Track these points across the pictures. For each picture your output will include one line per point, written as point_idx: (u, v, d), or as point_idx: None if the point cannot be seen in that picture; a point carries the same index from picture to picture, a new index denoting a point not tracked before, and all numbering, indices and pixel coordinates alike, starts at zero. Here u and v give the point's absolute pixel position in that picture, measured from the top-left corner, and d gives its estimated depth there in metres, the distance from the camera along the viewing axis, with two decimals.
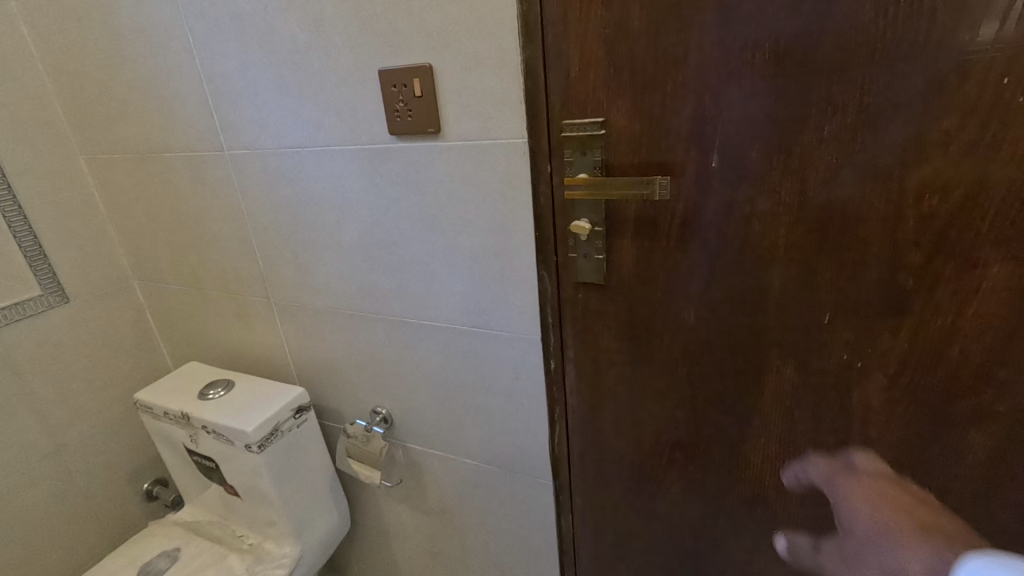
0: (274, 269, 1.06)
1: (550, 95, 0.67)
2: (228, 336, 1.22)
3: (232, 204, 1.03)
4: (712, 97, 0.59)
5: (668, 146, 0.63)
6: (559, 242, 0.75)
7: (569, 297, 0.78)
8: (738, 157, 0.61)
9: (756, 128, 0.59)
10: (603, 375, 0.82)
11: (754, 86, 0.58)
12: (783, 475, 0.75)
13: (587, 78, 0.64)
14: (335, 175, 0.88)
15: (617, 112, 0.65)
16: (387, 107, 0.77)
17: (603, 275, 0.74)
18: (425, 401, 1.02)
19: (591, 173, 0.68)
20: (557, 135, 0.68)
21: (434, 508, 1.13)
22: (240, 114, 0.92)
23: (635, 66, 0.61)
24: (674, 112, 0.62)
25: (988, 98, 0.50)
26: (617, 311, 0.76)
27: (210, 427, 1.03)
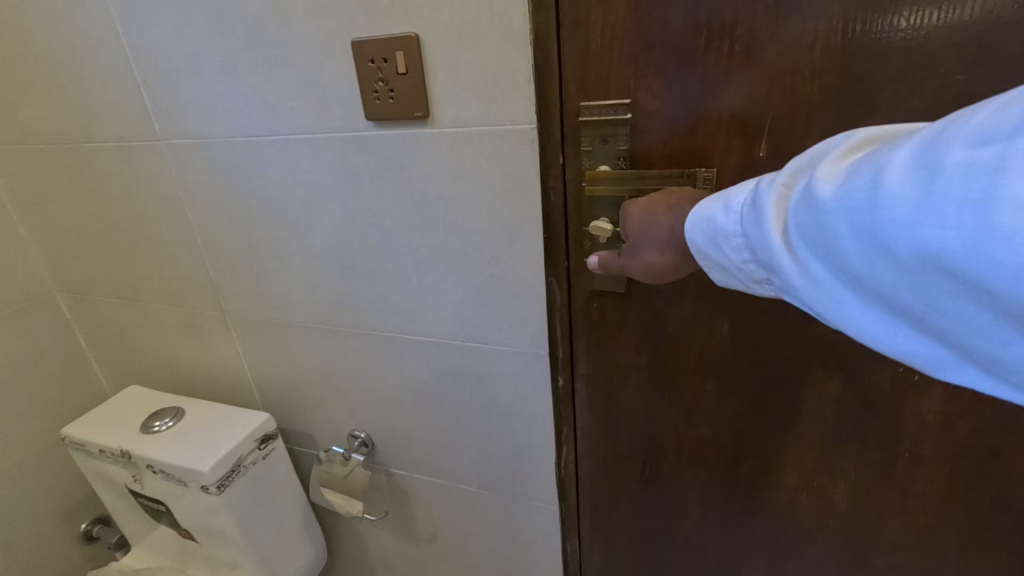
0: (228, 279, 0.91)
1: (564, 74, 0.56)
2: (177, 355, 1.07)
3: (173, 202, 0.88)
4: (763, 75, 0.50)
5: (707, 134, 0.54)
6: (572, 246, 0.65)
7: (582, 309, 0.69)
8: (792, 146, 0.52)
9: (816, 111, 0.50)
10: (619, 393, 0.72)
11: (815, 61, 0.49)
12: (820, 497, 0.68)
13: (610, 53, 0.54)
14: (300, 169, 0.75)
15: (646, 93, 0.55)
16: (363, 87, 0.64)
17: (624, 283, 0.64)
18: (411, 422, 0.91)
19: (614, 166, 0.58)
20: (572, 122, 0.58)
21: (424, 537, 1.03)
22: (178, 97, 0.77)
23: (668, 37, 0.52)
24: (715, 94, 0.52)
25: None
26: (637, 322, 0.66)
27: (156, 466, 0.88)
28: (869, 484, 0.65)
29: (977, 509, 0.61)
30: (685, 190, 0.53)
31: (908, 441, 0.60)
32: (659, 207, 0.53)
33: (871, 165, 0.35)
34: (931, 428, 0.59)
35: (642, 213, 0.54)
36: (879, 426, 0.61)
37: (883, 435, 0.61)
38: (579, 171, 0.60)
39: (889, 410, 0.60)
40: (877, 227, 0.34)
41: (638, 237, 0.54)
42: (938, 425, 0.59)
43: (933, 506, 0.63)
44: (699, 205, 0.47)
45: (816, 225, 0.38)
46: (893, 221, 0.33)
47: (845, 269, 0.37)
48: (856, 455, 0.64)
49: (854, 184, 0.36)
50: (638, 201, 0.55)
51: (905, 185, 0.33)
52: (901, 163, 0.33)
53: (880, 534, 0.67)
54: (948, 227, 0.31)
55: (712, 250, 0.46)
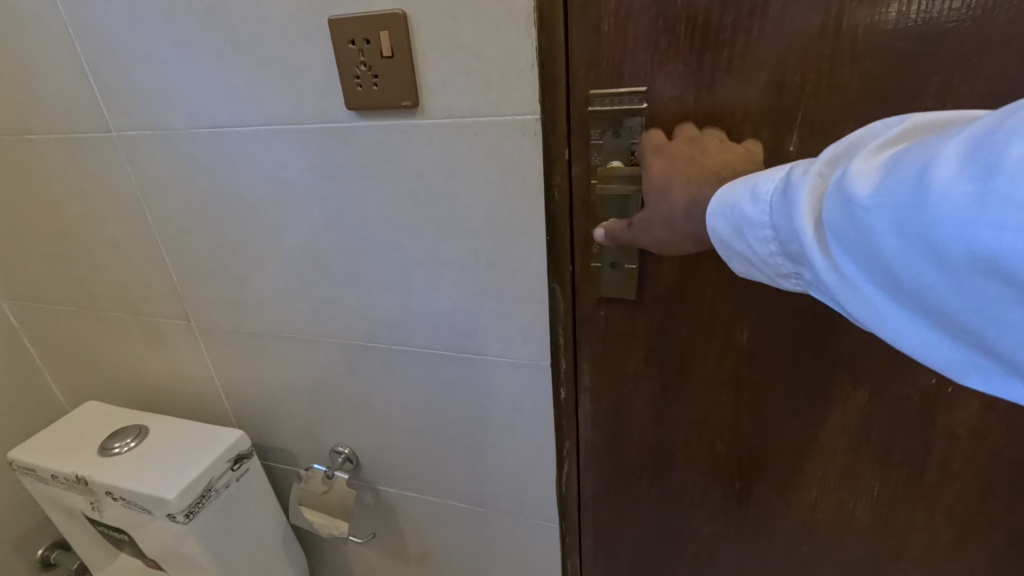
0: (194, 285, 0.83)
1: (571, 58, 0.51)
2: (139, 367, 0.98)
3: (129, 201, 0.79)
4: (797, 60, 0.45)
5: (731, 125, 0.49)
6: (578, 249, 0.60)
7: (589, 317, 0.63)
8: (827, 140, 0.47)
9: (856, 100, 0.45)
10: (627, 407, 0.67)
11: (858, 44, 0.43)
12: (839, 513, 0.64)
13: (623, 34, 0.48)
14: (272, 165, 0.68)
15: (664, 80, 0.49)
16: (343, 72, 0.57)
17: (635, 289, 0.59)
18: (399, 437, 0.85)
19: (626, 161, 0.53)
20: (580, 112, 0.53)
21: (413, 555, 0.97)
22: (130, 82, 0.68)
23: (692, 16, 0.46)
24: (742, 81, 0.47)
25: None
26: (648, 331, 0.61)
27: (116, 493, 0.80)
28: (894, 500, 0.61)
29: (1004, 524, 0.58)
30: (704, 165, 0.45)
31: (938, 455, 0.57)
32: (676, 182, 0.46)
33: (918, 160, 0.30)
34: (963, 443, 0.55)
35: (656, 184, 0.47)
36: (907, 440, 0.57)
37: (911, 450, 0.58)
38: (587, 166, 0.55)
39: (920, 424, 0.56)
40: (923, 228, 0.29)
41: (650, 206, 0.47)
42: (970, 439, 0.55)
43: (958, 521, 0.60)
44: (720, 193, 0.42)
45: (850, 224, 0.33)
46: (940, 221, 0.28)
47: (882, 272, 0.32)
48: (882, 470, 0.60)
49: (897, 179, 0.31)
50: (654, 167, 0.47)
51: (956, 182, 0.28)
52: (952, 157, 0.29)
53: (902, 550, 0.64)
54: (1006, 231, 0.26)
55: (733, 242, 0.41)
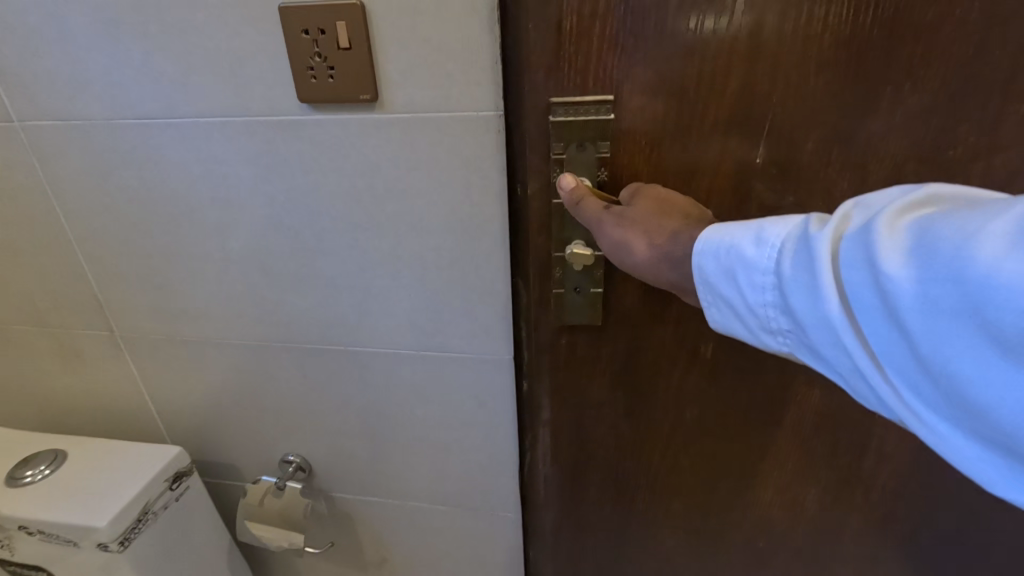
0: (118, 292, 0.76)
1: (529, 58, 0.50)
2: (48, 386, 0.87)
3: (35, 200, 0.70)
4: (751, 69, 0.49)
5: (689, 130, 0.52)
6: (541, 271, 0.60)
7: (550, 333, 0.64)
8: (777, 142, 0.52)
9: (797, 106, 0.50)
10: (590, 408, 0.68)
11: (801, 53, 0.48)
12: (782, 482, 0.70)
13: (587, 36, 0.49)
14: (212, 160, 0.63)
15: (628, 87, 0.51)
16: (295, 61, 0.54)
17: (595, 313, 0.61)
18: (356, 441, 0.82)
19: (591, 176, 0.54)
20: (542, 122, 0.53)
21: (372, 560, 0.95)
22: (35, 67, 0.61)
23: (654, 20, 0.48)
24: (703, 92, 0.50)
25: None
26: (612, 351, 0.64)
27: (34, 527, 0.71)
28: (832, 467, 0.68)
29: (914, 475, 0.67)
30: (685, 202, 0.51)
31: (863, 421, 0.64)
32: (660, 205, 0.50)
33: (945, 229, 0.30)
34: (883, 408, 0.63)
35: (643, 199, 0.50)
36: (839, 410, 0.64)
37: (845, 421, 0.64)
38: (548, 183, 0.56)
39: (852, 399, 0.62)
40: (959, 308, 0.28)
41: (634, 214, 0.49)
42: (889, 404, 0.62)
43: (879, 477, 0.68)
44: (720, 230, 0.41)
45: (870, 291, 0.32)
46: (980, 303, 0.27)
47: (903, 346, 0.32)
48: (820, 441, 0.66)
49: (921, 248, 0.30)
50: (642, 189, 0.52)
51: (994, 265, 0.27)
52: (996, 234, 0.28)
53: (831, 508, 0.72)
54: None
55: (734, 290, 0.40)
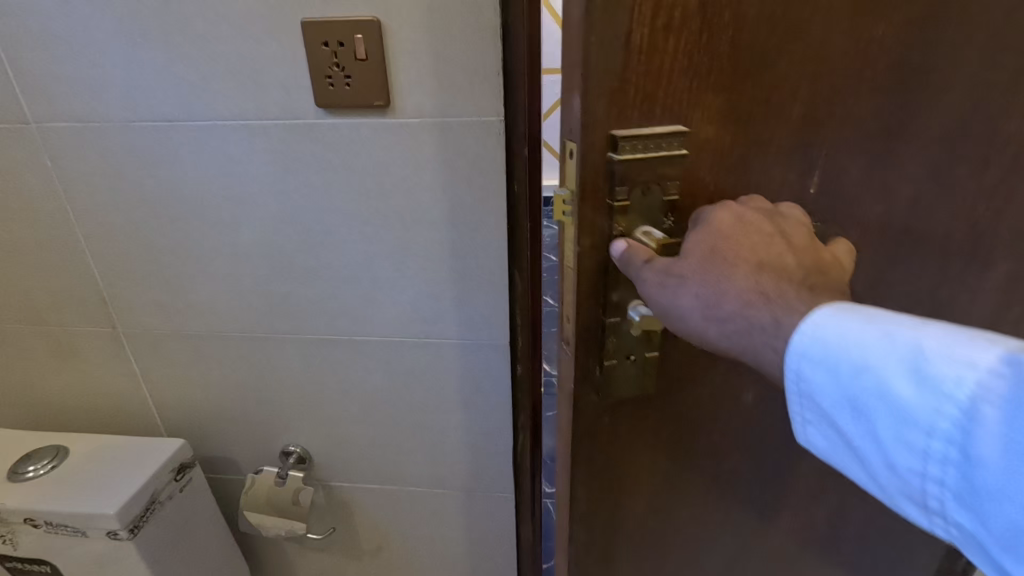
0: (123, 289, 0.78)
1: (588, 80, 0.39)
2: (44, 385, 0.88)
3: (43, 199, 0.73)
4: (829, 95, 0.44)
5: (763, 165, 0.45)
6: (592, 346, 0.49)
7: (595, 412, 0.53)
8: (838, 174, 0.47)
9: (867, 137, 0.46)
10: (630, 477, 0.58)
11: (866, 72, 0.44)
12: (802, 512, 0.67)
13: (660, 53, 0.40)
14: (227, 160, 0.67)
15: (701, 118, 0.43)
16: (316, 71, 0.60)
17: (646, 382, 0.52)
18: (357, 430, 0.86)
19: (656, 224, 0.44)
20: (602, 162, 0.42)
21: (368, 548, 0.98)
22: (55, 72, 0.64)
23: (732, 38, 0.40)
24: (773, 118, 0.44)
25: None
26: (657, 421, 0.55)
27: (40, 519, 0.73)
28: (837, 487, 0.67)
29: None
30: (769, 240, 0.41)
31: None
32: (726, 250, 0.41)
33: None
34: None
35: (704, 244, 0.41)
36: None
37: None
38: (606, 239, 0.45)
39: None
40: None
41: (686, 272, 0.41)
42: None
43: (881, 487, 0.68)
44: (882, 360, 0.34)
45: None
46: None
47: None
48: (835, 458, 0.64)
49: None
50: (702, 223, 0.43)
51: None
52: None
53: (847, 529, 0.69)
54: None
55: (904, 447, 0.33)
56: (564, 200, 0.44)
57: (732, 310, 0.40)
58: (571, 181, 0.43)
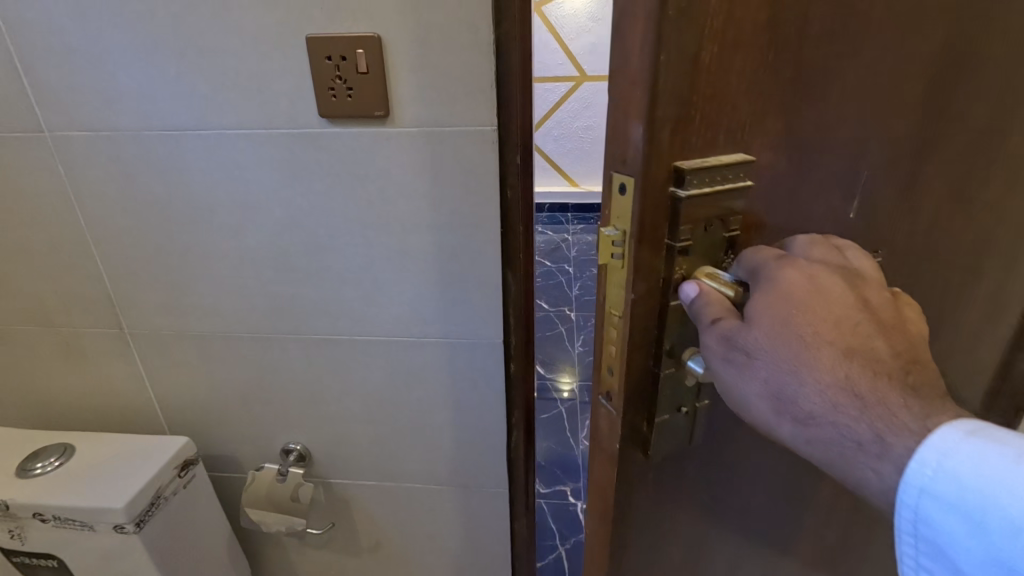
0: (130, 291, 0.81)
1: (655, 107, 0.35)
2: (51, 385, 0.91)
3: (56, 205, 0.75)
4: (871, 116, 0.44)
5: (814, 190, 0.44)
6: (642, 399, 0.45)
7: (641, 470, 0.48)
8: (874, 195, 0.47)
9: (900, 157, 0.47)
10: (669, 527, 0.54)
11: (897, 90, 0.44)
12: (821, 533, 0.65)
13: (726, 77, 0.36)
14: (234, 167, 0.71)
15: (763, 145, 0.40)
16: (319, 83, 0.63)
17: (692, 435, 0.48)
18: (357, 428, 0.89)
19: (716, 262, 0.41)
20: (668, 199, 0.38)
21: (365, 545, 1.01)
22: (70, 83, 0.67)
23: (796, 57, 0.38)
24: (824, 142, 0.42)
25: (1021, 113, 0.50)
26: (701, 467, 0.52)
27: (48, 513, 0.75)
28: None
29: None
30: (855, 316, 0.37)
31: None
32: (807, 328, 0.36)
33: None
34: None
35: (781, 317, 0.37)
36: None
37: None
38: (662, 283, 0.41)
39: None
40: None
41: (760, 349, 0.37)
42: None
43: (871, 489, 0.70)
44: (1003, 501, 0.30)
45: None
46: None
47: None
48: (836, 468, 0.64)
49: None
50: (773, 283, 0.38)
51: None
52: None
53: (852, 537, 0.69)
54: None
55: None
56: (614, 241, 0.40)
57: (812, 399, 0.35)
58: (627, 221, 0.39)
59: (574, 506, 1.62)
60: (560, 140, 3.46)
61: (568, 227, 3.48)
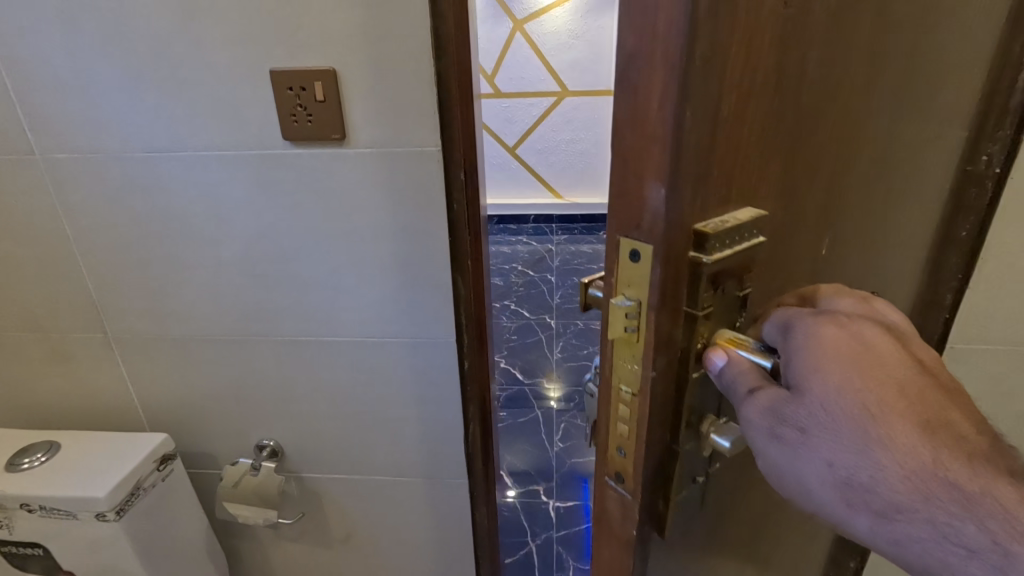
0: (114, 299, 0.88)
1: (678, 171, 0.35)
2: (39, 388, 0.97)
3: (47, 220, 0.83)
4: (836, 158, 0.47)
5: (796, 233, 0.47)
6: (659, 481, 0.45)
7: (656, 548, 0.48)
8: (831, 227, 0.51)
9: (850, 189, 0.50)
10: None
11: (851, 129, 0.47)
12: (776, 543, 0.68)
13: (740, 135, 0.37)
14: (209, 185, 0.78)
15: (764, 199, 0.42)
16: (281, 111, 0.71)
17: (702, 500, 0.50)
18: (326, 424, 0.96)
19: (728, 318, 0.42)
20: (689, 264, 0.38)
21: (336, 537, 1.07)
22: (60, 111, 0.75)
23: (790, 109, 0.39)
24: (806, 186, 0.45)
25: (923, 141, 0.56)
26: (706, 523, 0.53)
27: (35, 504, 0.82)
28: None
29: None
30: (910, 383, 0.37)
31: None
32: (867, 402, 0.36)
33: None
34: None
35: (836, 387, 0.37)
36: None
37: None
38: (679, 352, 0.41)
39: None
40: None
41: (815, 421, 0.37)
42: None
43: None
44: None
45: None
46: None
47: None
48: None
49: None
50: (821, 348, 0.38)
51: None
52: None
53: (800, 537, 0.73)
54: None
55: None
56: (629, 313, 0.39)
57: (876, 472, 0.36)
58: (640, 291, 0.38)
59: (546, 505, 1.69)
60: (543, 153, 3.57)
61: (552, 238, 3.57)
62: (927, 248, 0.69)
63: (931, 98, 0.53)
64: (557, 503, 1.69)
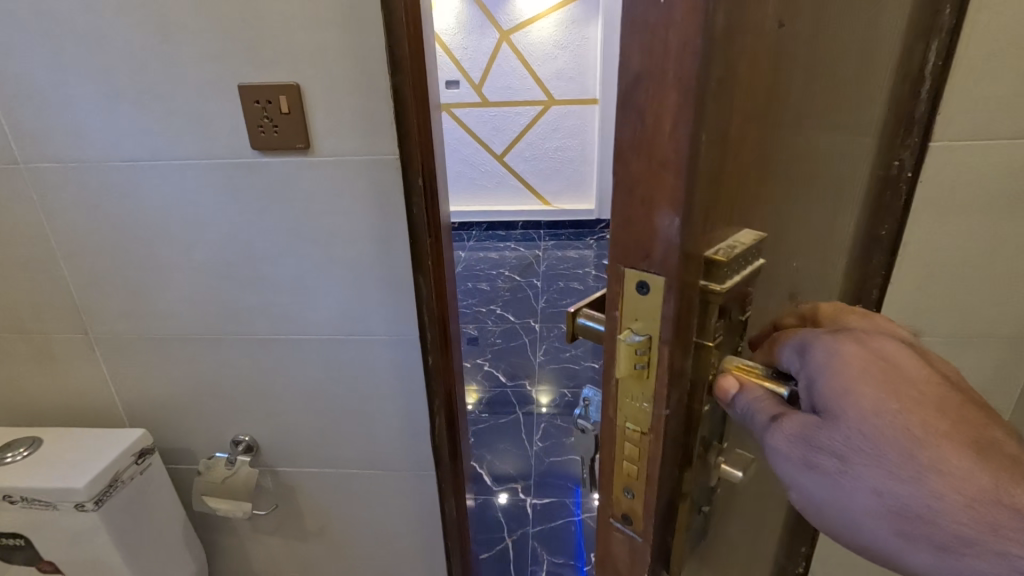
0: (95, 300, 0.93)
1: (690, 201, 0.32)
2: (23, 386, 1.02)
3: (31, 227, 0.88)
4: (805, 173, 0.47)
5: (780, 251, 0.46)
6: (670, 521, 0.42)
7: None
8: (805, 241, 0.51)
9: (816, 203, 0.51)
10: None
11: (815, 145, 0.47)
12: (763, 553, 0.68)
13: (737, 159, 0.35)
14: (184, 192, 0.83)
15: (755, 221, 0.40)
16: (249, 121, 0.77)
17: (705, 533, 0.48)
18: (300, 419, 1.00)
19: (730, 345, 0.40)
20: (699, 295, 0.35)
21: (311, 529, 1.11)
22: (44, 124, 0.80)
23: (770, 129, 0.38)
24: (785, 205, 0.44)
25: (864, 151, 0.59)
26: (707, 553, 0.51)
27: (17, 495, 0.86)
28: None
29: None
30: (943, 399, 0.37)
31: None
32: (908, 423, 0.35)
33: None
34: None
35: (869, 408, 0.36)
36: None
37: None
38: (689, 387, 0.38)
39: None
40: None
41: (854, 448, 0.36)
42: None
43: None
44: None
45: None
46: None
47: None
48: None
49: None
50: (845, 367, 0.37)
51: None
52: None
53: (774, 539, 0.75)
54: None
55: None
56: (639, 349, 0.35)
57: (930, 500, 0.34)
58: (651, 326, 0.35)
59: (523, 502, 1.74)
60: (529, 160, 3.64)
61: (539, 244, 3.63)
62: (866, 249, 0.73)
63: (868, 109, 0.56)
64: (534, 500, 1.74)
